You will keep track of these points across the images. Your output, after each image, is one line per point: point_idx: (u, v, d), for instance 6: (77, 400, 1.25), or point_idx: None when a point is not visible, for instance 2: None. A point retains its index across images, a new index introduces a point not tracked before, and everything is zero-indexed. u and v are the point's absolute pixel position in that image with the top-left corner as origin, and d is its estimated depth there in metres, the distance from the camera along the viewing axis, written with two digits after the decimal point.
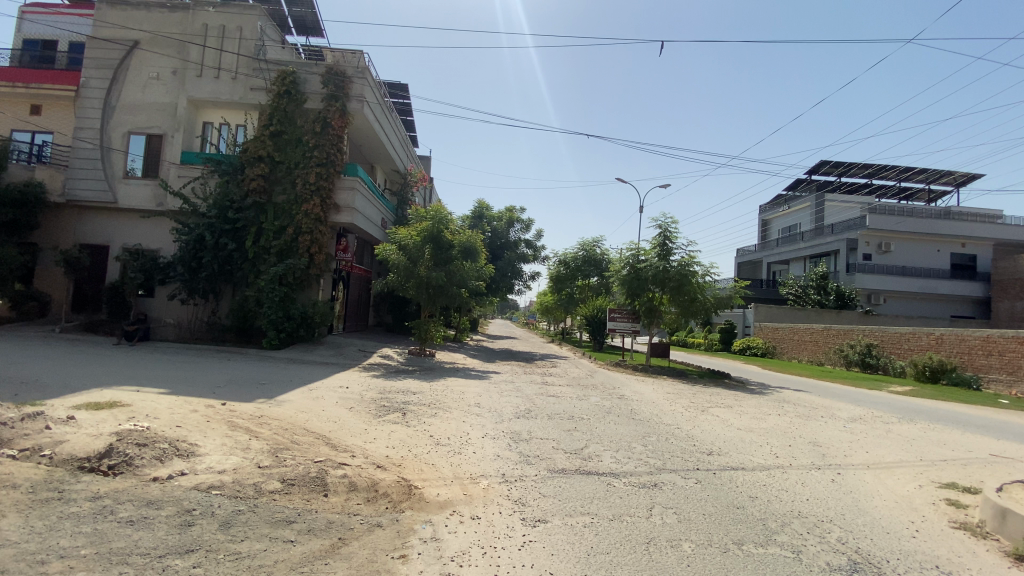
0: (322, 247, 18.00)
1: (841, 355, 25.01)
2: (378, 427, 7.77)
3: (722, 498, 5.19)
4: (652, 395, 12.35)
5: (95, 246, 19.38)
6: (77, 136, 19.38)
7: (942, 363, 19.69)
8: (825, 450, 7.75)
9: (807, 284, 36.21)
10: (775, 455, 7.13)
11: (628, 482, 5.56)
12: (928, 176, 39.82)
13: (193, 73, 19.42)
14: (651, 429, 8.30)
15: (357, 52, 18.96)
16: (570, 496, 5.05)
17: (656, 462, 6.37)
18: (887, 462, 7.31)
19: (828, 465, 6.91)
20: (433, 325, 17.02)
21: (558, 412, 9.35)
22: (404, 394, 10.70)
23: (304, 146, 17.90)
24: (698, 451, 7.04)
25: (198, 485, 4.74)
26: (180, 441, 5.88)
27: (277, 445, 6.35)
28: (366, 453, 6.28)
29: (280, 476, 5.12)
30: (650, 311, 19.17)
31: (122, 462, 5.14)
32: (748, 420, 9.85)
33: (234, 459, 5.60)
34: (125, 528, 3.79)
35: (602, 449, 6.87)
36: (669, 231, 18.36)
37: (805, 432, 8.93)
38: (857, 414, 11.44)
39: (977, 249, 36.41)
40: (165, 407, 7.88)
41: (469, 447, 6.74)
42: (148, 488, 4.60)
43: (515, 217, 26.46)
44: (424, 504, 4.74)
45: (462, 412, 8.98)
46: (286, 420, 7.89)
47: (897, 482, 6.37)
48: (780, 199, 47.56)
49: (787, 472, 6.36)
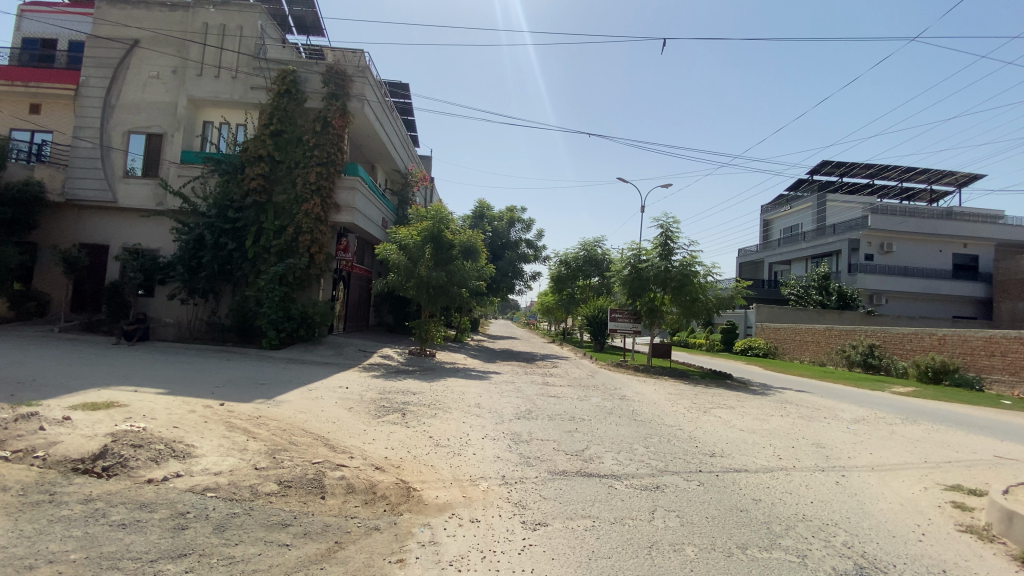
0: (323, 247, 17.93)
1: (843, 355, 24.90)
2: (377, 427, 7.70)
3: (725, 501, 5.11)
4: (653, 396, 12.27)
5: (94, 245, 19.33)
6: (77, 135, 19.34)
7: (945, 363, 19.58)
8: (829, 451, 7.67)
9: (809, 284, 36.11)
10: (778, 457, 7.04)
11: (629, 484, 5.48)
12: (930, 176, 39.67)
13: (193, 72, 19.37)
14: (653, 430, 8.22)
15: (357, 51, 18.91)
16: (571, 499, 4.98)
17: (658, 463, 6.29)
18: (891, 464, 7.23)
19: (831, 467, 6.82)
20: (433, 325, 16.95)
21: (559, 413, 9.27)
22: (404, 394, 10.64)
23: (304, 145, 17.83)
24: (701, 452, 6.96)
25: (193, 487, 4.68)
26: (176, 442, 5.82)
27: (275, 446, 6.28)
28: (364, 454, 6.21)
29: (277, 478, 5.05)
30: (651, 311, 19.10)
31: (117, 464, 5.08)
32: (750, 421, 9.77)
33: (230, 461, 5.53)
34: (117, 532, 3.73)
35: (603, 450, 6.80)
36: (671, 231, 18.28)
37: (808, 434, 8.85)
38: (861, 415, 11.33)
39: (980, 249, 36.27)
40: (162, 407, 7.82)
41: (469, 448, 6.67)
42: (142, 490, 4.53)
43: (516, 217, 26.39)
44: (422, 507, 4.67)
45: (462, 413, 8.91)
46: (285, 420, 7.83)
47: (902, 484, 6.28)
48: (782, 199, 47.45)
49: (790, 474, 6.28)
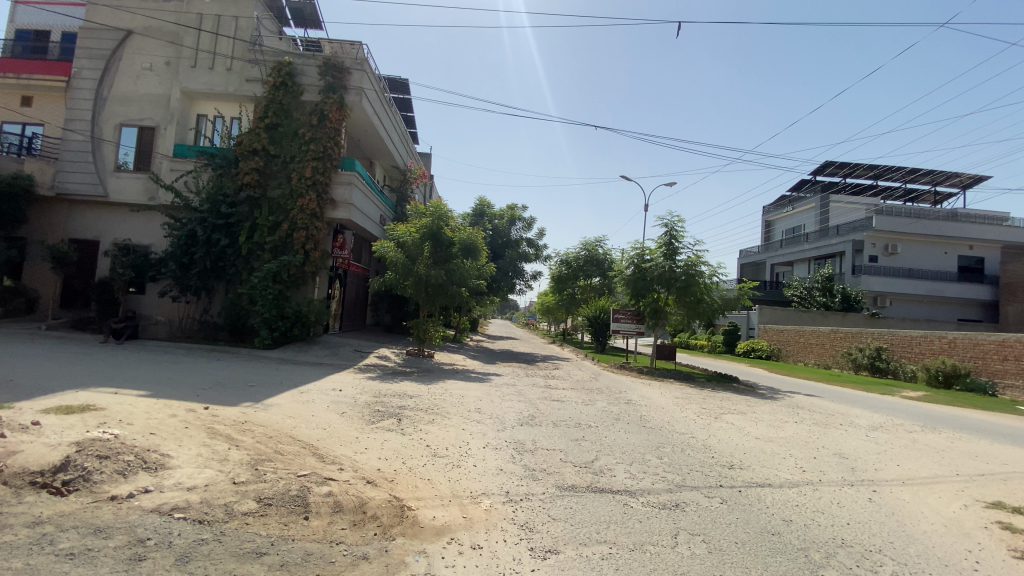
0: (318, 244, 17.39)
1: (850, 358, 24.46)
2: (370, 435, 7.17)
3: (753, 523, 4.61)
4: (659, 400, 11.74)
5: (84, 241, 18.76)
6: (67, 128, 18.77)
7: (955, 367, 19.11)
8: (854, 463, 7.16)
9: (813, 285, 35.82)
10: (801, 469, 6.53)
11: (646, 502, 4.97)
12: (935, 176, 39.18)
13: (187, 64, 18.83)
14: (666, 438, 7.73)
15: (356, 43, 18.46)
16: (584, 520, 4.47)
17: (676, 477, 5.78)
18: (922, 478, 6.71)
19: (860, 480, 6.31)
20: (432, 326, 16.45)
21: (563, 419, 8.75)
22: (401, 397, 10.12)
23: (300, 138, 17.28)
24: (718, 464, 6.46)
25: (160, 506, 4.14)
26: (148, 452, 5.29)
27: (259, 457, 5.76)
28: (355, 466, 5.68)
29: (256, 494, 4.54)
30: (655, 313, 18.70)
31: (79, 478, 4.57)
32: (765, 427, 9.27)
33: (207, 473, 5.02)
34: (62, 564, 3.24)
35: (614, 462, 6.29)
36: (676, 230, 17.81)
37: (827, 442, 8.34)
38: (877, 421, 10.89)
39: (986, 251, 35.73)
40: (140, 412, 7.30)
41: (469, 459, 6.15)
42: (100, 511, 4.01)
43: (516, 215, 25.92)
44: (418, 530, 4.17)
45: (462, 419, 8.40)
46: (272, 427, 7.28)
47: (939, 501, 5.79)
48: (785, 199, 46.93)
49: (818, 489, 5.78)
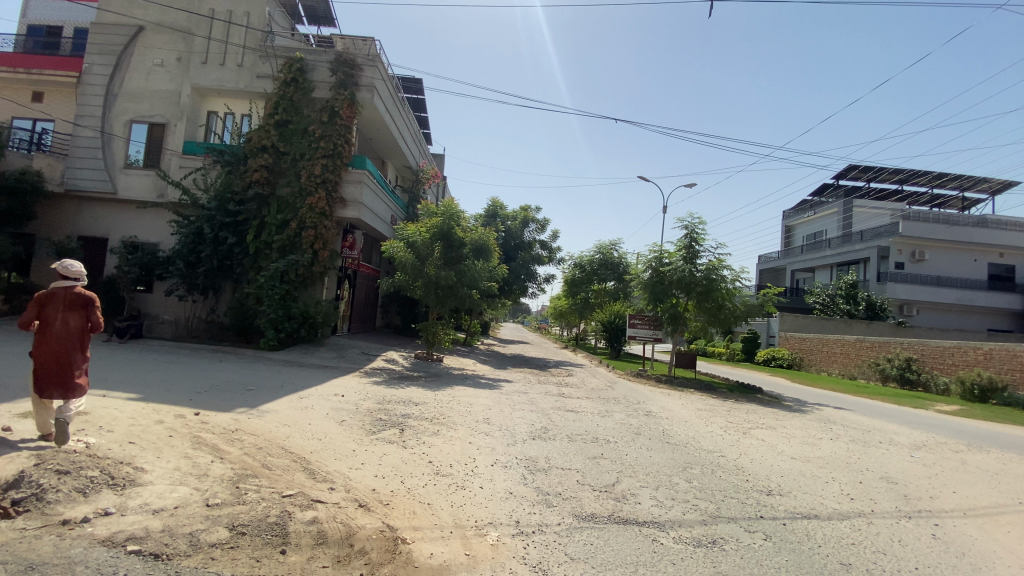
0: (327, 243, 16.84)
1: (876, 369, 23.40)
2: (369, 448, 6.56)
3: (807, 568, 3.92)
4: (682, 412, 11.01)
5: (91, 238, 18.38)
6: (77, 123, 18.48)
7: (992, 380, 18.10)
8: (906, 489, 6.40)
9: (836, 293, 34.56)
10: (849, 497, 5.81)
11: (678, 538, 4.31)
12: (962, 182, 38.05)
13: (198, 60, 18.50)
14: (693, 458, 7.01)
15: (368, 38, 17.91)
16: (608, 562, 3.81)
17: (709, 507, 5.08)
18: (985, 508, 5.93)
19: (917, 512, 5.55)
20: (441, 328, 15.77)
21: (579, 433, 8.04)
22: (404, 404, 9.52)
23: (310, 136, 16.83)
24: (755, 490, 5.75)
25: (113, 535, 3.59)
26: (120, 465, 4.72)
27: (244, 472, 5.18)
28: (348, 486, 5.06)
29: (229, 521, 3.94)
30: (674, 319, 17.66)
31: (31, 497, 3.99)
32: (799, 445, 8.54)
33: (179, 492, 4.43)
34: None
35: (638, 485, 5.62)
36: (697, 233, 17.12)
37: (870, 464, 7.58)
38: (919, 438, 10.15)
39: (1016, 259, 34.41)
40: (125, 418, 6.75)
41: (475, 480, 5.51)
42: (38, 543, 3.46)
43: (530, 216, 25.27)
44: (410, 571, 3.54)
45: (468, 431, 7.76)
46: (263, 436, 6.70)
47: (1010, 537, 5.07)
48: (805, 204, 45.82)
49: (874, 523, 5.05)
